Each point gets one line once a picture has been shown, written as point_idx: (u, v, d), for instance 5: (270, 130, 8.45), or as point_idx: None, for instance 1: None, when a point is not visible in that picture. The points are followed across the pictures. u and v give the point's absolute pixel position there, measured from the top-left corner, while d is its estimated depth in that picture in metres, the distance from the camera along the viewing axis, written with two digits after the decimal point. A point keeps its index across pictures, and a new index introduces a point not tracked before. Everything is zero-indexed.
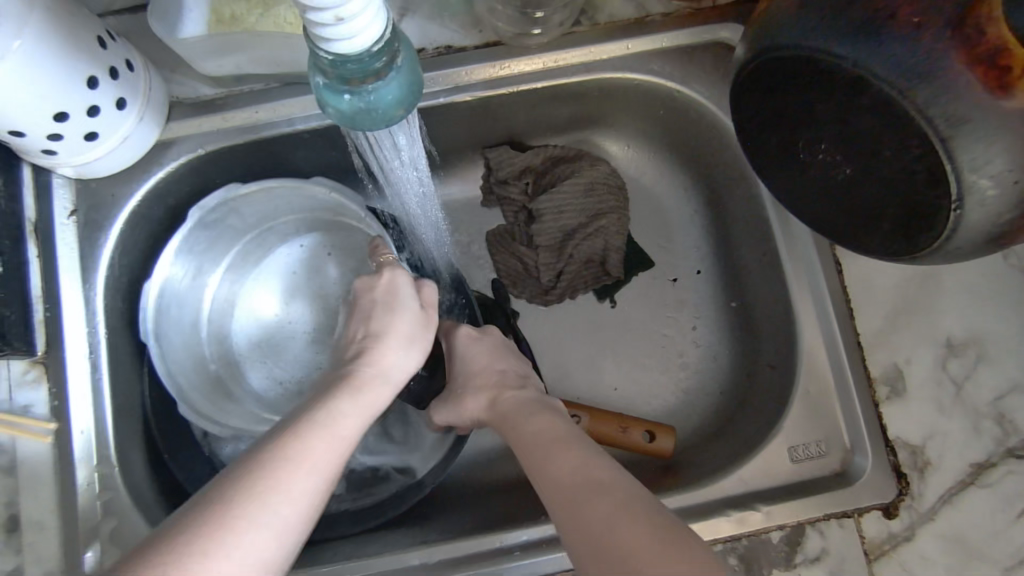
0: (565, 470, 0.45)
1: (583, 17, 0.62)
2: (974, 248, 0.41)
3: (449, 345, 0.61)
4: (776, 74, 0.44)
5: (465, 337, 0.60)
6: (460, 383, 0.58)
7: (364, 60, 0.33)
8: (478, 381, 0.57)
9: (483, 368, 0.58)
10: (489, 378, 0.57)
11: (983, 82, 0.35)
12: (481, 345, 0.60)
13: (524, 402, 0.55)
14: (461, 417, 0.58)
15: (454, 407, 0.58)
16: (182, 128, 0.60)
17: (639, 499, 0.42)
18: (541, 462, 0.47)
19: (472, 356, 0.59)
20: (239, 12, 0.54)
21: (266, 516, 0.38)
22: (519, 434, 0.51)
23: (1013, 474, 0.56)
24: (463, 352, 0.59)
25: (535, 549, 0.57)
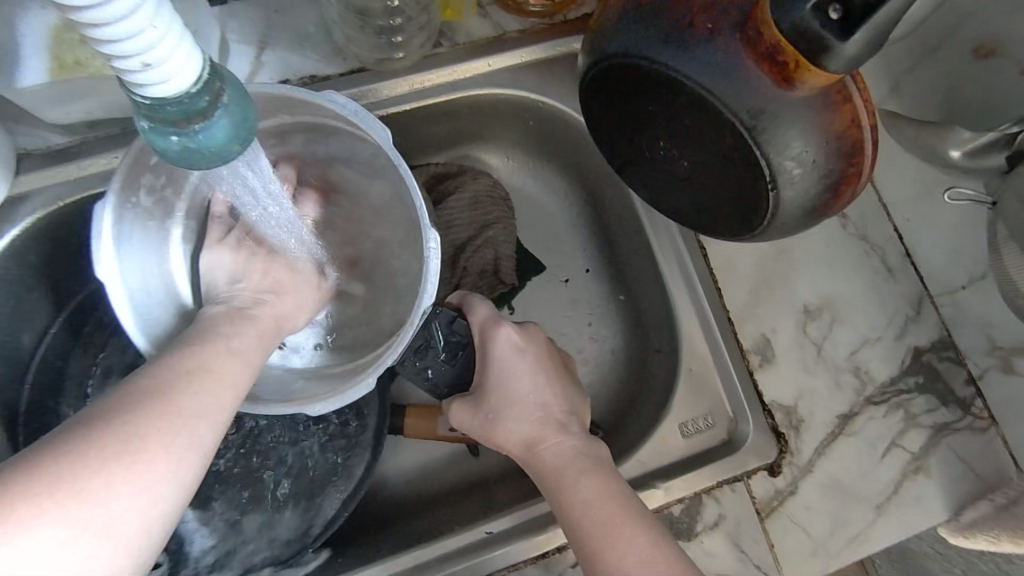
0: (583, 492, 0.50)
1: (443, 38, 0.65)
2: (797, 221, 0.46)
3: (486, 346, 0.60)
4: (613, 79, 0.47)
5: (508, 349, 0.59)
6: (495, 400, 0.58)
7: (185, 99, 0.31)
8: (515, 407, 0.57)
9: (526, 393, 0.58)
10: (530, 409, 0.57)
11: (771, 77, 0.40)
12: (524, 364, 0.59)
13: (565, 452, 0.54)
14: (487, 435, 0.57)
15: (483, 422, 0.57)
16: (35, 181, 0.57)
17: (639, 520, 0.47)
18: (555, 483, 0.52)
19: (511, 367, 0.59)
20: (83, 56, 0.53)
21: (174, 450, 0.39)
22: (538, 457, 0.55)
23: (873, 418, 0.62)
24: (500, 360, 0.59)
25: (476, 550, 0.58)
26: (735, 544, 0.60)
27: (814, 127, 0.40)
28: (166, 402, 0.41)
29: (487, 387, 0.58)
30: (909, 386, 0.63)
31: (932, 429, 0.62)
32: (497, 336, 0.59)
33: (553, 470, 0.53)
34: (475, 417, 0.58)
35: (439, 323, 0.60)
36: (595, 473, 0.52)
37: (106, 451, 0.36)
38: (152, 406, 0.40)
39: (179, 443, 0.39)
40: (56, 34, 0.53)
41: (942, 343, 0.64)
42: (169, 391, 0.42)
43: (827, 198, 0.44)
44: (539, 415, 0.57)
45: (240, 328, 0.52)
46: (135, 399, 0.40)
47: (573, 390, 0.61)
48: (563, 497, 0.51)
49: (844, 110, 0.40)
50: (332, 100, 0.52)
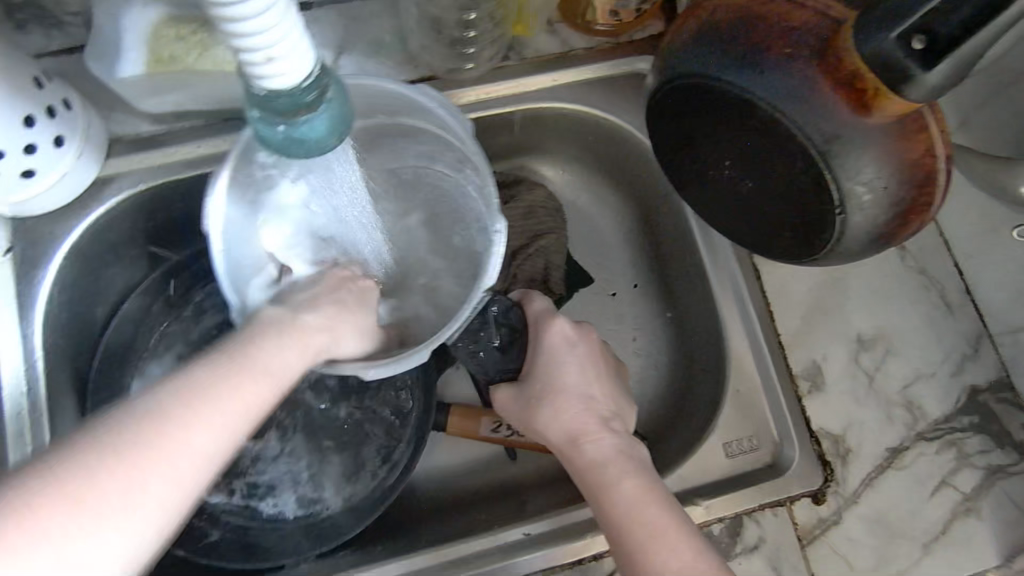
0: (622, 494, 0.50)
1: (511, 52, 0.67)
2: (863, 247, 0.46)
3: (538, 333, 0.60)
4: (682, 99, 0.48)
5: (561, 341, 0.59)
6: (539, 387, 0.58)
7: (295, 92, 0.34)
8: (559, 396, 0.57)
9: (573, 385, 0.58)
10: (575, 400, 0.57)
11: (848, 103, 0.40)
12: (574, 357, 0.59)
13: (607, 451, 0.54)
14: (525, 419, 0.58)
15: (523, 406, 0.58)
16: (124, 164, 0.61)
17: (679, 531, 0.48)
18: (593, 481, 0.52)
19: (559, 357, 0.59)
20: (177, 52, 0.56)
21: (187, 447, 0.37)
22: (575, 450, 0.55)
23: (924, 454, 0.61)
24: (551, 349, 0.59)
25: (513, 551, 0.58)
26: (774, 570, 0.59)
27: (887, 154, 0.41)
28: (163, 438, 0.36)
29: (534, 376, 0.58)
30: (963, 425, 0.62)
31: (986, 470, 0.61)
32: (549, 327, 0.59)
33: (593, 467, 0.53)
34: (519, 402, 0.58)
35: (495, 308, 0.61)
36: (636, 478, 0.51)
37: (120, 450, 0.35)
38: (148, 439, 0.36)
39: (161, 491, 0.36)
40: (155, 31, 0.56)
41: (1000, 383, 0.62)
42: (177, 420, 0.37)
43: (895, 224, 0.44)
44: (583, 408, 0.57)
45: (285, 337, 0.46)
46: (135, 428, 0.36)
47: (621, 392, 0.60)
48: (602, 497, 0.51)
49: (918, 139, 0.41)
50: (426, 94, 0.57)
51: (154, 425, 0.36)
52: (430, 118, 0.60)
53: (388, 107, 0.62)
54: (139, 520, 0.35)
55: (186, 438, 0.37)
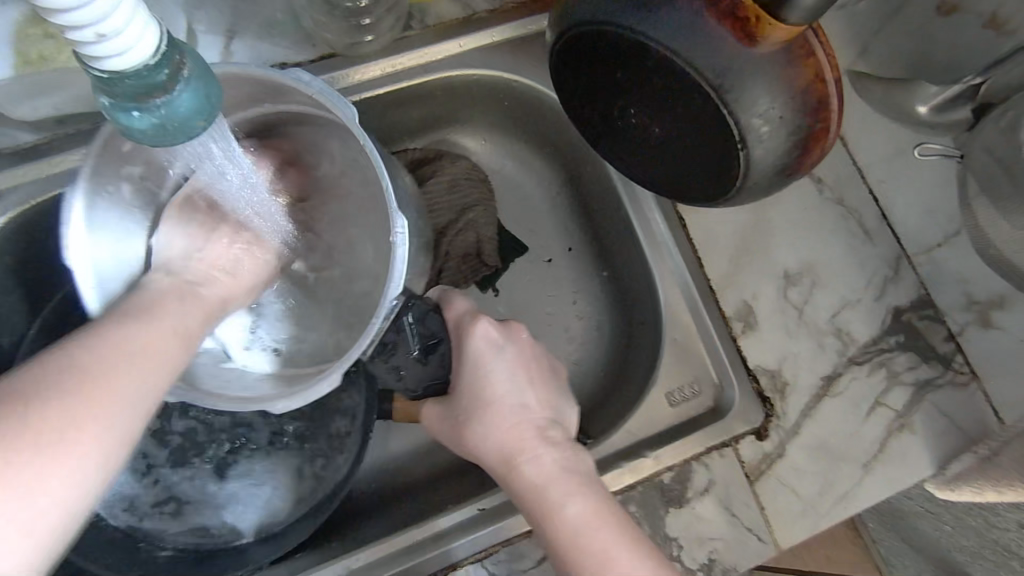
0: (569, 513, 0.48)
1: (413, 21, 0.64)
2: (770, 181, 0.46)
3: (463, 343, 0.56)
4: (581, 48, 0.47)
5: (483, 346, 0.55)
6: (467, 402, 0.54)
7: (142, 72, 0.31)
8: (489, 410, 0.53)
9: (502, 396, 0.54)
10: (507, 411, 0.53)
11: (734, 34, 0.40)
12: (499, 364, 0.55)
13: (547, 467, 0.50)
14: (458, 437, 0.55)
15: (454, 423, 0.55)
16: (6, 178, 0.57)
17: (633, 542, 0.47)
18: (535, 501, 0.49)
19: (486, 362, 0.55)
20: (47, 51, 0.53)
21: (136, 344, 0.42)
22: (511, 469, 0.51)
23: (856, 379, 0.63)
24: (478, 354, 0.55)
25: (471, 527, 0.58)
26: (726, 508, 0.61)
27: (779, 81, 0.41)
28: (90, 381, 0.37)
29: (457, 389, 0.55)
30: (891, 345, 0.64)
31: (914, 386, 0.63)
32: (470, 334, 0.56)
33: (537, 489, 0.50)
34: (444, 420, 0.56)
35: (409, 317, 0.58)
36: (580, 488, 0.49)
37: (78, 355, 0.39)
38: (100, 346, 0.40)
39: (96, 431, 0.35)
40: (21, 31, 0.53)
41: (921, 302, 0.65)
42: (96, 364, 0.38)
43: (797, 154, 0.44)
44: (517, 416, 0.53)
45: (186, 302, 0.49)
46: (56, 374, 0.36)
47: (559, 390, 0.57)
48: (547, 516, 0.48)
49: (808, 64, 0.41)
50: (297, 77, 0.50)
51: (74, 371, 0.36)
52: (317, 106, 0.54)
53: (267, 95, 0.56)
54: (78, 459, 0.34)
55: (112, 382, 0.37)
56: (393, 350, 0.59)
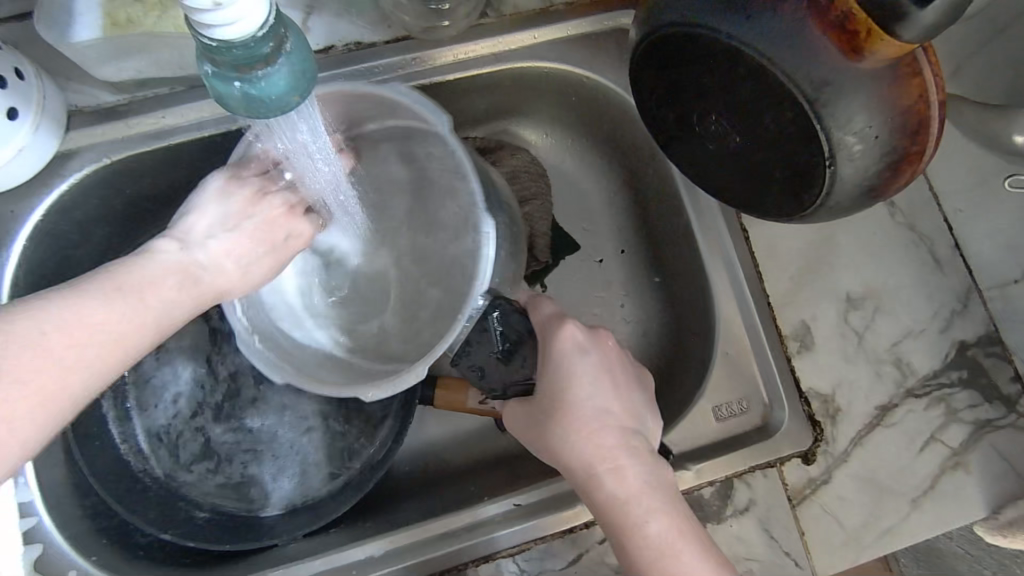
0: (651, 525, 0.49)
1: (489, 9, 0.64)
2: (851, 201, 0.44)
3: (547, 343, 0.53)
4: (668, 52, 0.46)
5: (570, 348, 0.53)
6: (546, 403, 0.53)
7: (250, 44, 0.32)
8: (570, 416, 0.52)
9: (585, 398, 0.52)
10: (587, 418, 0.52)
11: (838, 46, 0.38)
12: (586, 369, 0.53)
13: (629, 481, 0.50)
14: (535, 438, 0.54)
15: (532, 423, 0.54)
16: (86, 137, 0.58)
17: (707, 545, 0.49)
18: (615, 516, 0.50)
19: (568, 365, 0.52)
20: (135, 15, 0.54)
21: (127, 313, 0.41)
22: (591, 480, 0.51)
23: (913, 411, 0.61)
24: (562, 357, 0.52)
25: (507, 521, 0.58)
26: (765, 530, 0.59)
27: (880, 100, 0.39)
28: (36, 348, 0.38)
29: (542, 388, 0.53)
30: (953, 380, 0.62)
31: (974, 425, 0.61)
32: (557, 334, 0.53)
33: (618, 502, 0.50)
34: (526, 416, 0.54)
35: (495, 315, 0.56)
36: (659, 507, 0.49)
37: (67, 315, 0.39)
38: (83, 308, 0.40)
39: (10, 422, 0.36)
40: None
41: (989, 338, 0.62)
42: (37, 346, 0.38)
43: (887, 177, 0.42)
44: (598, 423, 0.52)
45: (176, 274, 0.45)
46: (11, 338, 0.37)
47: (643, 398, 0.54)
48: (629, 530, 0.49)
49: (912, 84, 0.39)
50: (394, 91, 0.55)
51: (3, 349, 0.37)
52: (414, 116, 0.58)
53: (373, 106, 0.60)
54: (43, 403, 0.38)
55: (54, 372, 0.38)
56: (473, 349, 0.56)
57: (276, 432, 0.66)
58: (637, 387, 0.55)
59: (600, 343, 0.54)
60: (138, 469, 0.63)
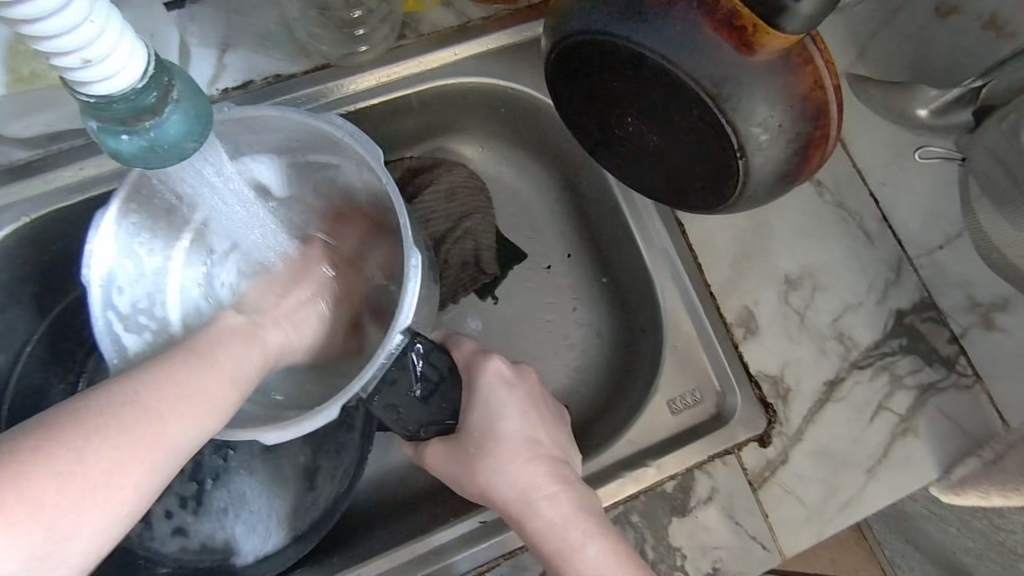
0: (587, 550, 0.49)
1: (407, 30, 0.64)
2: (768, 188, 0.46)
3: (472, 379, 0.55)
4: (577, 59, 0.47)
5: (497, 382, 0.55)
6: (476, 437, 0.53)
7: (131, 96, 0.31)
8: (501, 447, 0.53)
9: (515, 431, 0.54)
10: (518, 448, 0.53)
11: (732, 43, 0.40)
12: (513, 403, 0.55)
13: (562, 507, 0.51)
14: (462, 475, 0.54)
15: (460, 459, 0.54)
16: (3, 197, 0.57)
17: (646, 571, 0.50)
18: (552, 545, 0.50)
19: (495, 397, 0.55)
20: (38, 68, 0.53)
21: (215, 378, 0.46)
22: (526, 510, 0.51)
23: (859, 383, 0.63)
24: (489, 391, 0.55)
25: (476, 539, 0.58)
26: (731, 516, 0.60)
27: (778, 90, 0.40)
28: (149, 406, 0.40)
29: (471, 424, 0.54)
30: (894, 348, 0.63)
31: (918, 389, 0.63)
32: (482, 372, 0.55)
33: (555, 528, 0.50)
34: (452, 456, 0.54)
35: (416, 352, 0.52)
36: (594, 529, 0.50)
37: (166, 379, 0.42)
38: (185, 371, 0.44)
39: (136, 475, 0.38)
40: (12, 48, 0.53)
41: (923, 304, 0.64)
42: (151, 403, 0.40)
43: (797, 162, 0.44)
44: (528, 454, 0.53)
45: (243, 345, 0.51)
46: (123, 399, 0.39)
47: (565, 432, 0.57)
48: (568, 554, 0.49)
49: (806, 72, 0.40)
50: (329, 121, 0.53)
51: (127, 413, 0.39)
52: (352, 154, 0.56)
53: (296, 140, 0.59)
54: (157, 457, 0.39)
55: (163, 424, 0.40)
56: (392, 388, 0.51)
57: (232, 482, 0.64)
58: (563, 423, 0.58)
59: (522, 381, 0.57)
60: None
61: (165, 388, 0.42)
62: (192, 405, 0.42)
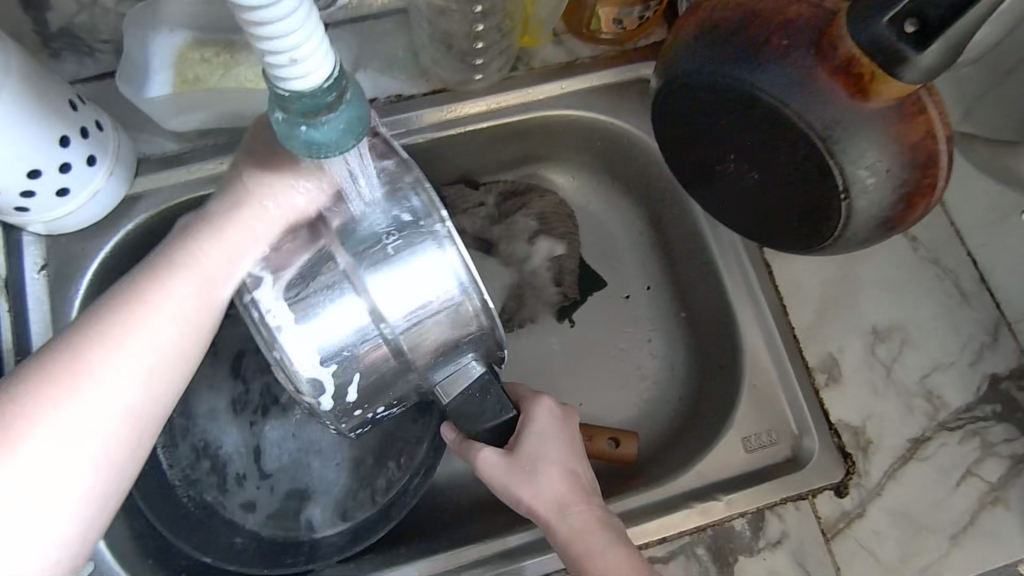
0: (610, 558, 0.50)
1: (519, 63, 0.69)
2: (868, 233, 0.47)
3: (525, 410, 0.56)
4: (685, 98, 0.49)
5: (547, 415, 0.56)
6: (523, 455, 0.54)
7: (317, 94, 0.36)
8: (543, 468, 0.54)
9: (555, 455, 0.55)
10: (554, 470, 0.54)
11: (845, 89, 0.41)
12: (559, 439, 0.56)
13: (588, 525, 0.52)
14: (506, 484, 0.54)
15: (507, 470, 0.54)
16: (151, 183, 0.64)
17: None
18: (580, 550, 0.51)
19: (545, 430, 0.56)
20: (202, 74, 0.60)
21: (215, 257, 0.49)
22: (560, 521, 0.52)
23: (946, 445, 0.61)
24: (542, 422, 0.56)
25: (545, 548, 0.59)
26: (799, 563, 0.59)
27: (886, 137, 0.42)
28: (143, 302, 0.45)
29: (523, 444, 0.54)
30: (986, 414, 0.61)
31: (1011, 460, 0.60)
32: (534, 404, 0.56)
33: (584, 537, 0.51)
34: (502, 464, 0.54)
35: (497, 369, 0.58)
36: (614, 548, 0.51)
37: (161, 275, 0.47)
38: (180, 261, 0.48)
39: (145, 361, 0.44)
40: (180, 55, 0.60)
41: (1020, 371, 0.62)
42: (145, 299, 0.46)
43: (901, 209, 0.45)
44: (567, 479, 0.54)
45: (177, 275, 0.47)
46: (126, 297, 0.45)
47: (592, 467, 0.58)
48: (586, 564, 0.50)
49: (919, 121, 0.42)
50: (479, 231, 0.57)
51: (125, 313, 0.45)
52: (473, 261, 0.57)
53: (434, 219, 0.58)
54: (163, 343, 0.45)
55: (159, 309, 0.46)
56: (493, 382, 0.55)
57: (311, 466, 0.68)
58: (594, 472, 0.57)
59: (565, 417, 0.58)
60: (174, 483, 0.64)
61: (165, 282, 0.47)
62: (192, 293, 0.47)
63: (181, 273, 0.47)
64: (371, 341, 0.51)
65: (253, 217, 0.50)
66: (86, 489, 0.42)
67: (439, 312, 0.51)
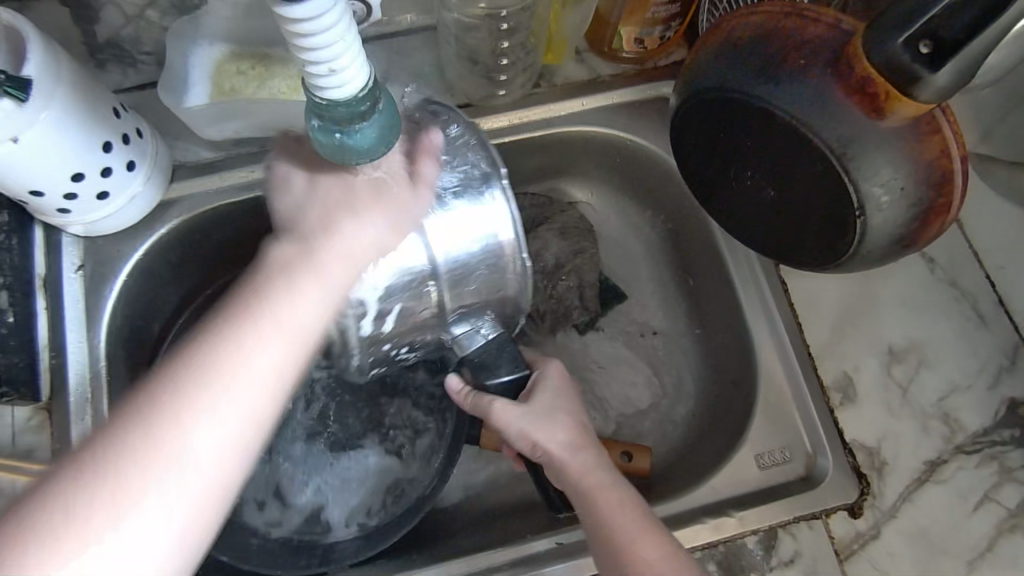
0: (610, 497, 0.52)
1: (542, 80, 0.71)
2: (882, 251, 0.47)
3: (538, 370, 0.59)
4: (704, 113, 0.51)
5: (558, 373, 0.59)
6: (536, 405, 0.56)
7: (352, 103, 0.38)
8: (554, 418, 0.56)
9: (565, 408, 0.57)
10: (565, 420, 0.56)
11: (862, 107, 0.42)
12: (570, 396, 0.58)
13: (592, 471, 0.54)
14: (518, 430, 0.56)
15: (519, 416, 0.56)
16: (184, 189, 0.66)
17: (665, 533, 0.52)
18: (585, 490, 0.53)
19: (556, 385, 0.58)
20: (238, 85, 0.63)
21: (336, 251, 0.45)
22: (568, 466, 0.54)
23: (963, 468, 0.60)
24: (553, 379, 0.58)
25: (556, 558, 0.60)
26: None
27: (902, 155, 0.42)
28: (265, 303, 0.43)
29: (537, 397, 0.57)
30: (1004, 438, 0.61)
31: None
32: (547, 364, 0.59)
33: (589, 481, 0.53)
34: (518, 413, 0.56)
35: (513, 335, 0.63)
36: (615, 489, 0.53)
37: (285, 272, 0.44)
38: (303, 254, 0.44)
39: (268, 369, 0.42)
40: (217, 67, 0.63)
41: None
42: (271, 305, 0.43)
43: (916, 226, 0.45)
44: (575, 429, 0.56)
45: (298, 280, 0.44)
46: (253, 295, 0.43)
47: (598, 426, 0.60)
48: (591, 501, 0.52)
49: (934, 140, 0.42)
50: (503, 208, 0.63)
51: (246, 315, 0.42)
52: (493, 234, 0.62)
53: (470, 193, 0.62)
54: (282, 344, 0.42)
55: (288, 310, 0.43)
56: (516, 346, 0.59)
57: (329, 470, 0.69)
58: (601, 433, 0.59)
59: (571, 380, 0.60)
60: None
61: (287, 282, 0.44)
62: (311, 294, 0.44)
63: (325, 264, 0.45)
64: (417, 281, 0.54)
65: (374, 221, 0.46)
66: (220, 484, 0.40)
67: (484, 260, 0.55)
